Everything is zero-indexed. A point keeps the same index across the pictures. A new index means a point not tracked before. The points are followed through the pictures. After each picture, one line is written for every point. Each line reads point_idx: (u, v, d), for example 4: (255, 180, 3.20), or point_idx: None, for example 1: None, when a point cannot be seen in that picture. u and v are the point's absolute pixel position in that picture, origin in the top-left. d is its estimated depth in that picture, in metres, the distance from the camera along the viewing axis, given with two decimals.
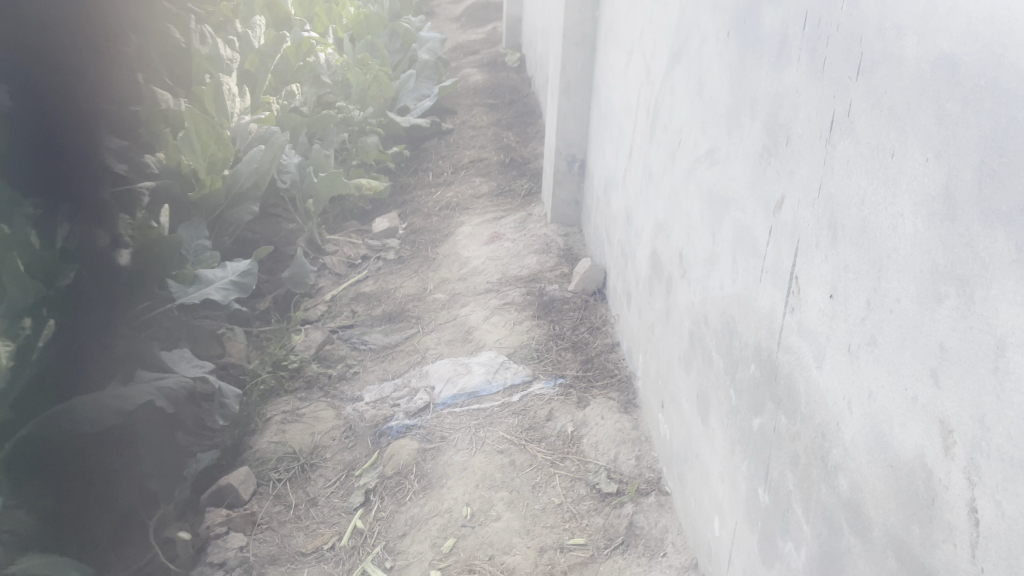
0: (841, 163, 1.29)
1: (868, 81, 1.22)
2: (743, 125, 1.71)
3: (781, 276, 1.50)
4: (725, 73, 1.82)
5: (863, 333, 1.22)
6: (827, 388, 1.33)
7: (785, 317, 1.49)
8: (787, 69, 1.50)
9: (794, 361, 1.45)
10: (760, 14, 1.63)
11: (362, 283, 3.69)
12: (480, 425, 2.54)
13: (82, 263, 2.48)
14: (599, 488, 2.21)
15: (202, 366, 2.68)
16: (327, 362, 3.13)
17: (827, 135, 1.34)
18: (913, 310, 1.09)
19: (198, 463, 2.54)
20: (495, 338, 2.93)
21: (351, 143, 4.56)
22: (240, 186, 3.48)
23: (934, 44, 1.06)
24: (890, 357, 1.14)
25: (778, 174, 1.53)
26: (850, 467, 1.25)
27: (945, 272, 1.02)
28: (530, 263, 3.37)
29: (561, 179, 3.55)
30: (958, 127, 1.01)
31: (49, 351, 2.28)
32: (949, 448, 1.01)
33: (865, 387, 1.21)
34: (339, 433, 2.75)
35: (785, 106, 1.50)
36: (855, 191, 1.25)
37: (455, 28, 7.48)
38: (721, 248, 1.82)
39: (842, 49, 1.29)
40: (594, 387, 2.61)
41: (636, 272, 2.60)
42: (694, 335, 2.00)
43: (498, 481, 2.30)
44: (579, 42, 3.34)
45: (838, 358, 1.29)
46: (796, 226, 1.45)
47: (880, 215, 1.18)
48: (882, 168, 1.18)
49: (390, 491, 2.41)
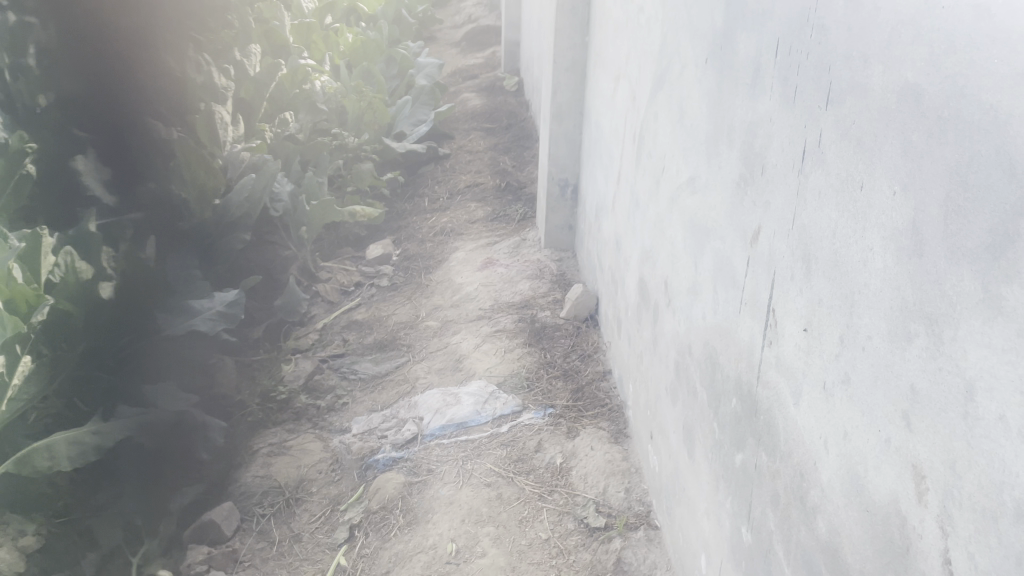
0: (813, 195, 1.26)
1: (838, 111, 1.18)
2: (721, 153, 1.68)
3: (758, 309, 1.47)
4: (704, 100, 1.80)
5: (836, 371, 1.18)
6: (803, 426, 1.28)
7: (763, 351, 1.44)
8: (761, 97, 1.47)
9: (773, 398, 1.40)
10: (736, 39, 1.60)
11: (354, 311, 3.67)
12: (468, 457, 2.49)
13: (68, 299, 2.39)
14: (587, 522, 2.16)
15: (188, 400, 2.60)
16: (317, 393, 3.10)
17: (799, 166, 1.31)
18: (885, 348, 1.05)
19: (183, 498, 2.52)
20: (484, 366, 2.89)
21: (346, 170, 4.57)
22: (231, 217, 3.50)
23: (898, 74, 1.03)
24: (864, 397, 1.10)
25: (755, 205, 1.50)
26: (828, 510, 1.20)
27: (914, 309, 0.99)
28: (522, 289, 3.34)
29: (554, 204, 3.52)
30: (923, 160, 0.98)
31: (38, 383, 2.20)
32: (923, 495, 0.97)
33: (839, 426, 1.17)
34: (326, 466, 2.71)
35: (760, 134, 1.47)
36: (827, 223, 1.21)
37: (454, 53, 7.51)
38: (703, 278, 1.78)
39: (813, 79, 1.26)
40: (584, 417, 2.56)
41: (625, 299, 2.57)
42: (679, 366, 1.96)
43: (484, 516, 2.25)
44: (570, 67, 3.32)
45: (814, 395, 1.25)
46: (773, 258, 1.41)
47: (852, 249, 1.14)
48: (852, 201, 1.14)
49: (375, 527, 2.36)
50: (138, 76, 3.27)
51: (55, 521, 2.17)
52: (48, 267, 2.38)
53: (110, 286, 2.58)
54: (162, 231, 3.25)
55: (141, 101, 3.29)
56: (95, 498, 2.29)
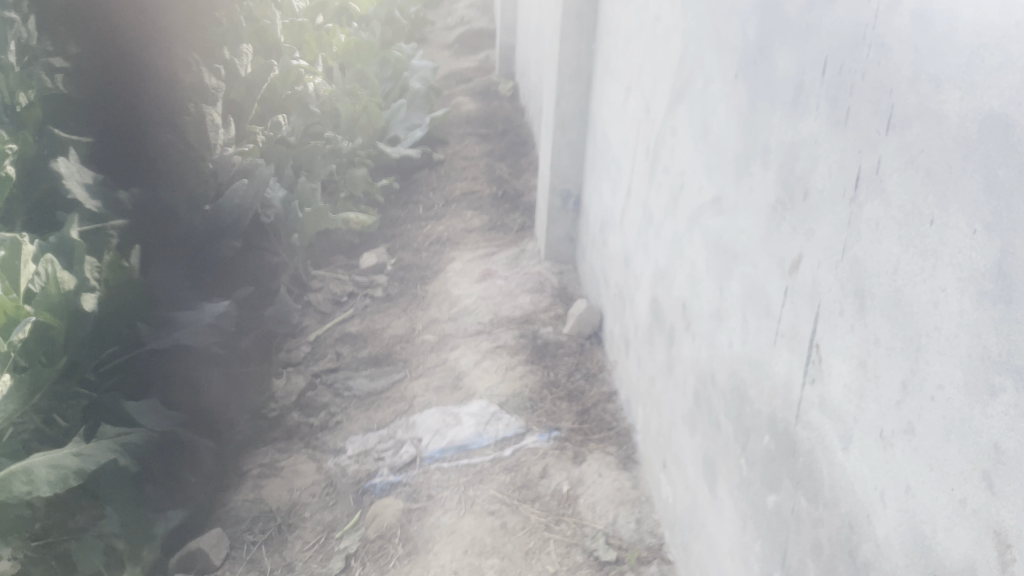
0: (868, 225, 1.17)
1: (901, 137, 1.09)
2: (753, 174, 1.59)
3: (799, 342, 1.38)
4: (733, 118, 1.71)
5: (897, 420, 1.08)
6: (854, 474, 1.19)
7: (804, 388, 1.35)
8: (804, 117, 1.38)
9: (815, 439, 1.31)
10: (773, 55, 1.51)
11: (348, 323, 3.56)
12: (469, 483, 2.38)
13: (48, 310, 2.21)
14: (597, 555, 2.05)
15: (171, 419, 2.48)
16: (309, 410, 2.99)
17: (851, 193, 1.22)
18: (961, 401, 0.95)
19: (167, 523, 2.33)
20: (486, 385, 2.78)
21: (340, 175, 4.43)
22: (221, 223, 3.37)
23: (981, 101, 0.93)
24: (932, 450, 1.00)
25: (794, 231, 1.40)
26: (884, 568, 1.11)
27: (998, 361, 0.89)
28: (523, 302, 3.24)
29: (555, 216, 3.44)
30: (1012, 197, 0.88)
31: (18, 401, 2.04)
32: (1007, 566, 0.87)
33: (900, 479, 1.07)
34: (319, 488, 2.60)
35: (802, 157, 1.38)
36: (886, 257, 1.12)
37: (446, 57, 7.39)
38: (729, 304, 1.69)
39: (870, 102, 1.17)
40: (591, 441, 2.46)
41: (635, 319, 2.47)
42: (699, 394, 1.87)
43: (488, 547, 2.14)
44: (574, 75, 3.23)
45: (868, 443, 1.15)
46: (816, 290, 1.32)
47: (919, 288, 1.04)
48: (919, 236, 1.05)
49: (373, 556, 2.24)
50: (146, 73, 3.18)
51: (32, 545, 2.04)
52: (28, 276, 2.23)
53: (93, 299, 2.40)
54: (145, 237, 3.08)
55: (146, 100, 3.19)
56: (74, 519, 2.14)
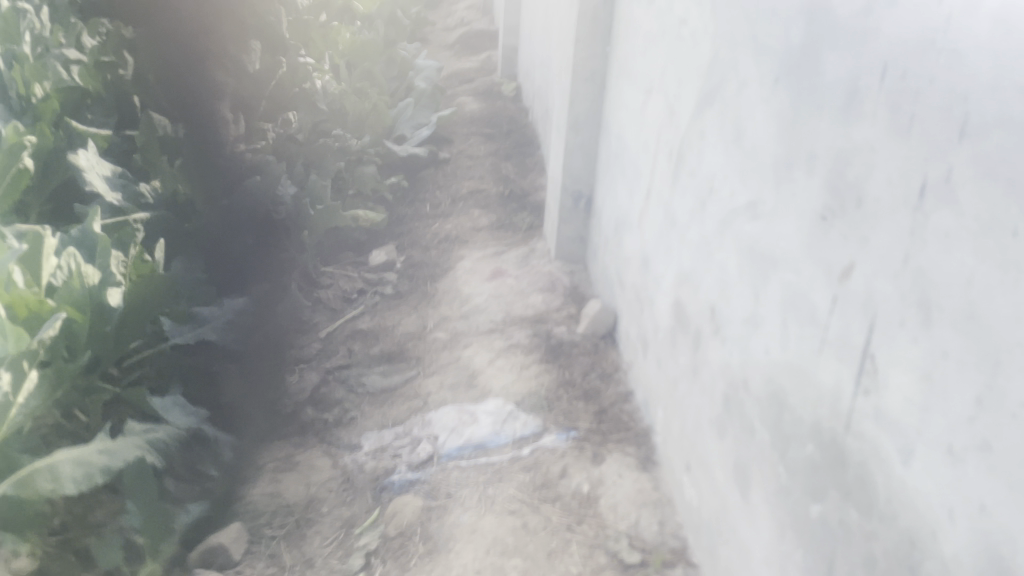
0: (936, 235, 1.17)
1: (977, 145, 1.09)
2: (796, 179, 1.60)
3: (850, 352, 1.38)
4: (772, 123, 1.72)
5: (969, 435, 1.08)
6: (916, 490, 1.20)
7: (856, 399, 1.36)
8: (859, 123, 1.39)
9: (868, 451, 1.33)
10: (822, 60, 1.51)
11: (358, 320, 3.56)
12: (489, 481, 2.39)
13: (70, 302, 2.18)
14: (621, 557, 2.06)
15: (196, 416, 2.45)
16: (323, 406, 2.98)
17: (915, 202, 1.22)
18: None
19: (187, 516, 2.29)
20: (501, 384, 2.80)
21: (348, 172, 4.39)
22: (237, 218, 3.42)
23: None
24: (1010, 468, 0.99)
25: (847, 239, 1.41)
26: None
27: None
28: (535, 302, 3.25)
29: (566, 217, 3.44)
30: None
31: (41, 396, 2.02)
32: None
33: (973, 496, 1.07)
34: (337, 484, 2.60)
35: (856, 164, 1.39)
36: (958, 268, 1.12)
37: (447, 57, 7.36)
38: (767, 309, 1.70)
39: (939, 110, 1.17)
40: (609, 441, 2.47)
41: (654, 321, 2.48)
42: (729, 400, 1.88)
43: (509, 547, 2.14)
44: (588, 77, 3.24)
45: (933, 457, 1.16)
46: (872, 299, 1.33)
47: (997, 301, 1.03)
48: (999, 247, 1.04)
49: (393, 553, 2.23)
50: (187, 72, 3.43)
51: (51, 540, 2.04)
52: (50, 269, 2.20)
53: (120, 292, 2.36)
54: (170, 229, 3.03)
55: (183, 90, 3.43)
56: (94, 514, 2.16)
